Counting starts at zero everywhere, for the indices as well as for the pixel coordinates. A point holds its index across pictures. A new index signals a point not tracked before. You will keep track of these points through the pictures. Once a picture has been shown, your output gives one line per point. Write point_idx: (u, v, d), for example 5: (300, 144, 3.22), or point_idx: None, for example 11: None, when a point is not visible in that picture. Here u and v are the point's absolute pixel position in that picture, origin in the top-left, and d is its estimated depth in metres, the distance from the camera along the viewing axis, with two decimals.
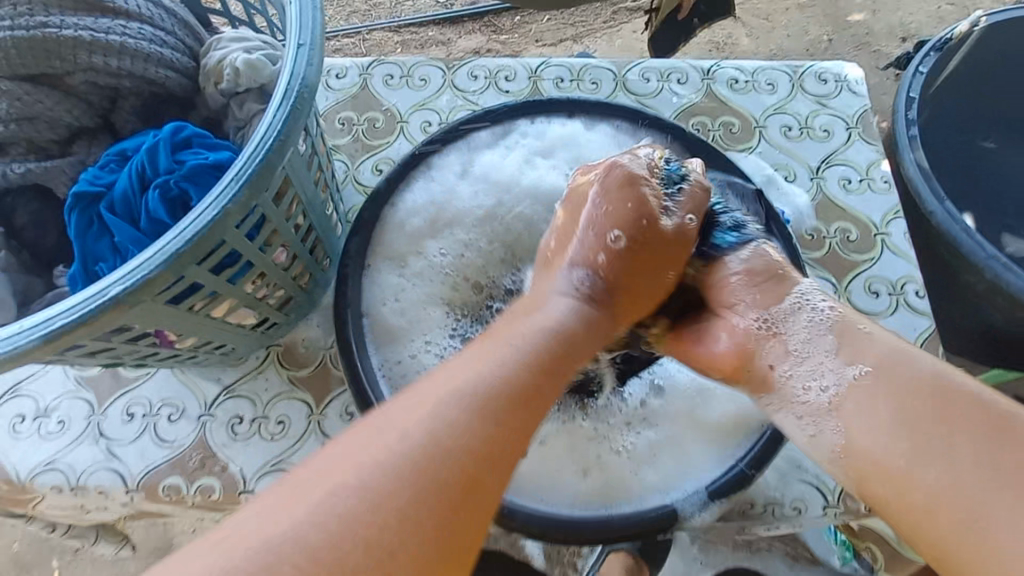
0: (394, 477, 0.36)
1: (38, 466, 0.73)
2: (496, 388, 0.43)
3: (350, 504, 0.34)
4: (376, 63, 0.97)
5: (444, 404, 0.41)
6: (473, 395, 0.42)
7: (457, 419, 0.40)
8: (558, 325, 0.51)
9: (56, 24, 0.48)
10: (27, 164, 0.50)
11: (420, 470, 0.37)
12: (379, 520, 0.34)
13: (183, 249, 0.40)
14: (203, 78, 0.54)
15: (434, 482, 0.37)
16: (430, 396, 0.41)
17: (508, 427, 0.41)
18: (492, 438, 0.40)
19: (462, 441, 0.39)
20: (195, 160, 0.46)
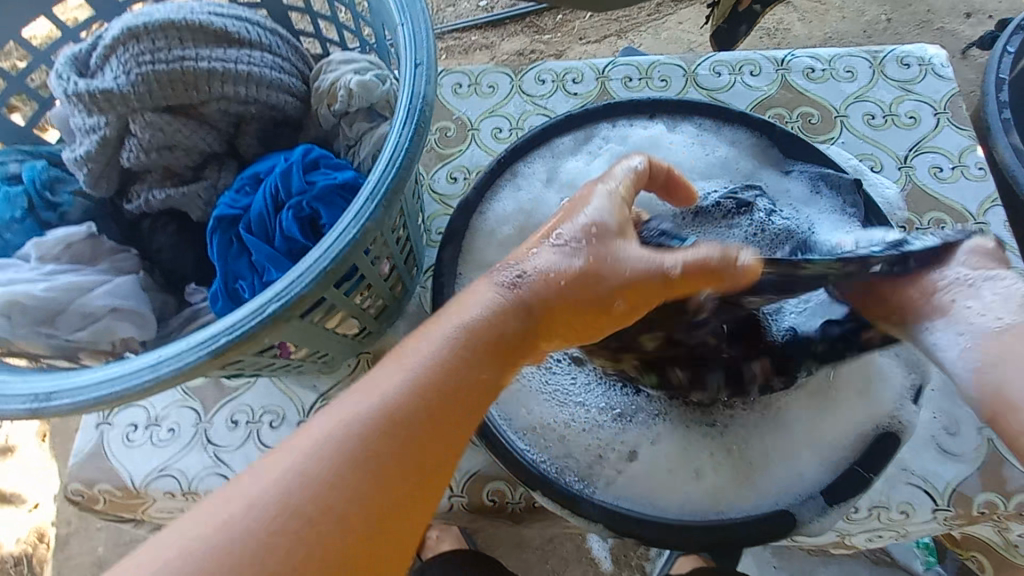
0: (306, 487, 0.38)
1: (154, 471, 0.78)
2: (414, 377, 0.44)
3: (332, 462, 0.39)
4: (444, 73, 0.99)
5: (400, 383, 0.44)
6: (415, 378, 0.44)
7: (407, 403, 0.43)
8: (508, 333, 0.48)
9: (193, 57, 0.50)
10: (163, 190, 0.53)
11: (376, 443, 0.41)
12: (307, 509, 0.38)
13: (329, 266, 0.42)
14: (316, 99, 0.56)
15: (385, 452, 0.41)
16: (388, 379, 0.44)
17: (446, 399, 0.44)
18: (421, 421, 0.43)
19: (396, 419, 0.42)
20: (324, 180, 0.48)
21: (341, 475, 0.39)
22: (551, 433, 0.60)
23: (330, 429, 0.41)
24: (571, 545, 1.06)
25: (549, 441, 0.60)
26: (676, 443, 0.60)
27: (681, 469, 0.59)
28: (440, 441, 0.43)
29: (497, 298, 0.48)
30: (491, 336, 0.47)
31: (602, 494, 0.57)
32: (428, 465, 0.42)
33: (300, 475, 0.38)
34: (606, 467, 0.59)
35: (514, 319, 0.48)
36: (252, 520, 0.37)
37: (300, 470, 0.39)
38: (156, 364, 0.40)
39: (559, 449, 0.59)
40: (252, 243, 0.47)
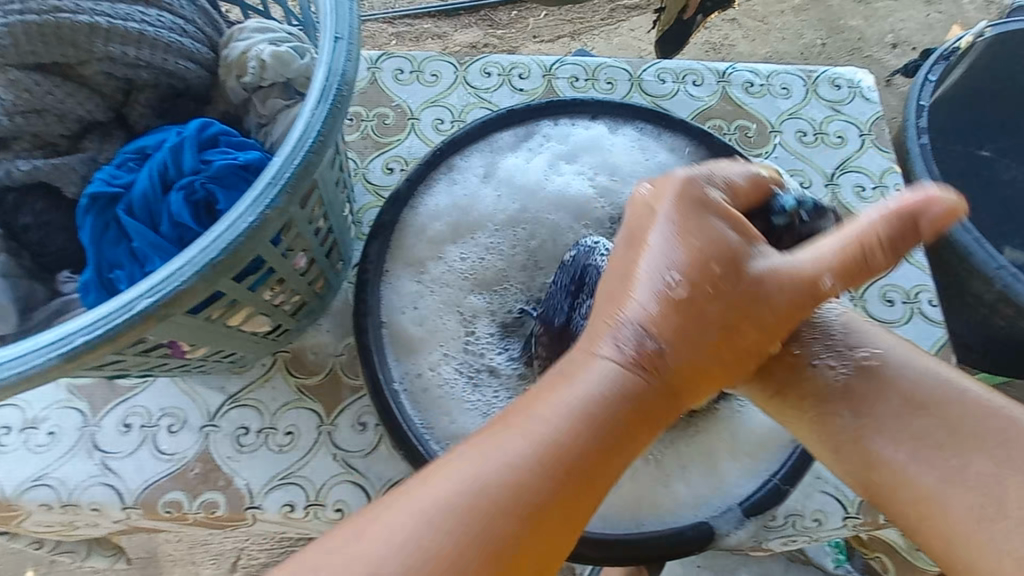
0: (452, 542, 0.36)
1: (26, 481, 0.69)
2: (521, 470, 0.38)
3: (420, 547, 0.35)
4: (384, 56, 0.94)
5: (490, 482, 0.38)
6: (525, 462, 0.39)
7: (486, 512, 0.37)
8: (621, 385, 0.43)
9: (70, 8, 0.43)
10: (31, 161, 0.46)
11: (441, 570, 0.35)
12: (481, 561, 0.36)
13: (217, 259, 0.37)
14: (224, 70, 0.51)
15: (478, 558, 0.36)
16: (456, 483, 0.38)
17: (575, 476, 0.39)
18: (539, 516, 0.38)
19: (504, 516, 0.37)
20: (222, 160, 0.43)
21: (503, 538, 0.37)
22: None
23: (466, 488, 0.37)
24: None
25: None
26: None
27: (606, 480, 0.58)
28: (567, 524, 0.38)
29: (620, 370, 0.44)
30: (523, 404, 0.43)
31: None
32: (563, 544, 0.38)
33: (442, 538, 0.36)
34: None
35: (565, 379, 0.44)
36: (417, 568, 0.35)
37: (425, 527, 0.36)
38: None
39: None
40: (133, 227, 0.41)
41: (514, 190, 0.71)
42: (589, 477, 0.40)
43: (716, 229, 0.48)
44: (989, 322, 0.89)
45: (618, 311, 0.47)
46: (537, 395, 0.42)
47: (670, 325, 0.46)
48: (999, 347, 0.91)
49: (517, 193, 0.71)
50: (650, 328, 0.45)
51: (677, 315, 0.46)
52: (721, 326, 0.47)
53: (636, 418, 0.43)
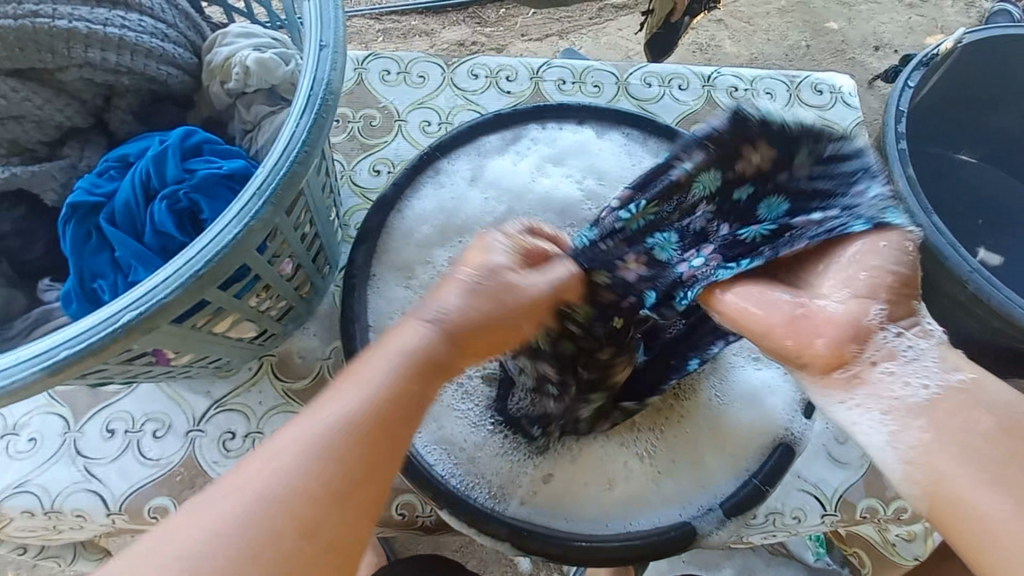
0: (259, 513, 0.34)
1: (7, 488, 0.68)
2: (320, 439, 0.37)
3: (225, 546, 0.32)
4: (371, 57, 0.93)
5: (284, 455, 0.36)
6: (329, 431, 0.37)
7: (290, 488, 0.35)
8: (422, 350, 0.42)
9: (49, 13, 0.42)
10: (10, 168, 0.45)
11: (234, 555, 0.32)
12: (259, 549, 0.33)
13: (202, 271, 0.37)
14: (208, 75, 0.50)
15: (273, 540, 0.33)
16: (266, 464, 0.35)
17: (373, 439, 0.38)
18: (348, 479, 0.36)
19: (300, 491, 0.35)
20: (206, 169, 0.42)
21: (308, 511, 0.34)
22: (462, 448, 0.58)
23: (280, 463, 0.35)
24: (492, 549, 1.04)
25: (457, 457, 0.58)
26: (587, 457, 0.60)
27: (592, 483, 0.58)
28: (362, 491, 0.36)
29: (422, 338, 0.42)
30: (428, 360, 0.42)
31: (512, 510, 0.56)
32: (368, 504, 0.36)
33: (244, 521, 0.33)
34: (517, 481, 0.58)
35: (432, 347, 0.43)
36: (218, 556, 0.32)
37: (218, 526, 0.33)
38: None
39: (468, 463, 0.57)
40: (115, 237, 0.41)
41: (502, 194, 0.72)
42: (389, 440, 0.38)
43: (491, 257, 0.46)
44: (963, 322, 0.91)
45: (427, 304, 0.44)
46: (354, 366, 0.41)
47: (474, 305, 0.44)
48: (973, 347, 0.94)
49: (505, 197, 0.72)
50: (450, 312, 0.43)
51: (476, 305, 0.44)
52: (492, 329, 0.44)
53: (433, 383, 0.42)
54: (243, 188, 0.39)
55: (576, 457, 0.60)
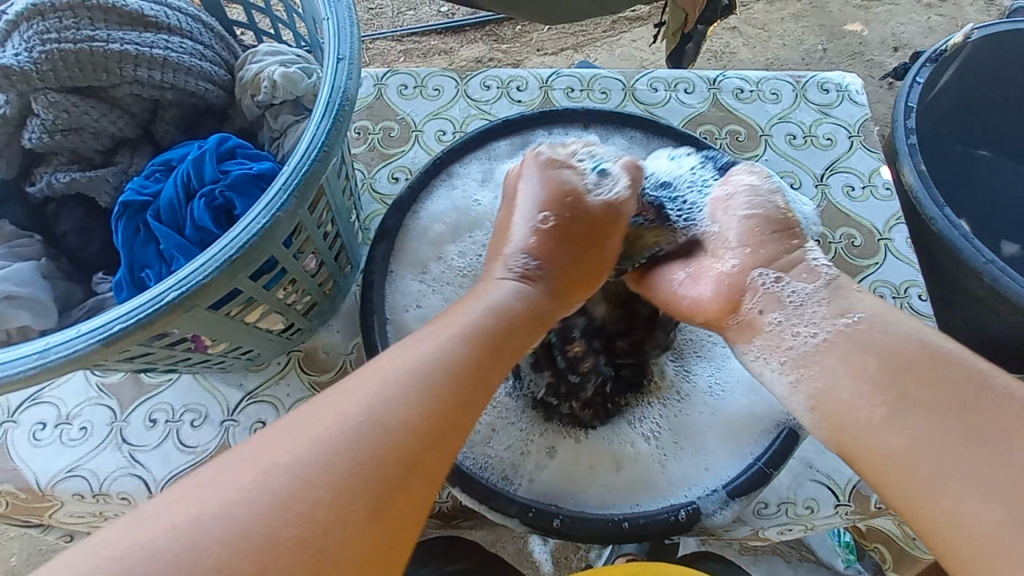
0: (357, 432, 0.41)
1: (61, 472, 0.74)
2: (437, 366, 0.46)
3: (321, 455, 0.39)
4: (390, 73, 0.99)
5: (404, 372, 0.45)
6: (423, 360, 0.46)
7: (405, 400, 0.43)
8: (501, 300, 0.54)
9: (103, 38, 0.49)
10: (71, 174, 0.52)
11: (378, 441, 0.41)
12: (346, 474, 0.39)
13: (235, 255, 0.42)
14: (240, 90, 0.56)
15: (403, 433, 0.42)
16: (371, 385, 0.44)
17: (473, 363, 0.48)
18: (451, 392, 0.45)
19: (386, 427, 0.42)
20: (239, 170, 0.48)
21: (399, 431, 0.42)
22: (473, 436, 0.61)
23: (371, 399, 0.43)
24: (513, 548, 1.04)
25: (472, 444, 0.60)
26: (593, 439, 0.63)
27: (600, 465, 0.61)
28: (467, 389, 0.46)
29: (510, 287, 0.55)
30: (518, 311, 0.54)
31: (522, 493, 0.58)
32: (454, 419, 0.45)
33: (357, 434, 0.41)
34: (531, 469, 0.60)
35: (528, 299, 0.55)
36: (325, 466, 0.39)
37: (341, 437, 0.40)
38: (43, 351, 0.38)
39: (479, 447, 0.60)
40: (161, 231, 0.47)
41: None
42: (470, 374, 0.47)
43: (566, 179, 0.60)
44: (982, 315, 0.90)
45: (501, 265, 0.58)
46: (439, 322, 0.51)
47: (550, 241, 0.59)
48: (995, 341, 0.93)
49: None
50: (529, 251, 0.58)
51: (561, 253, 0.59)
52: (591, 241, 0.59)
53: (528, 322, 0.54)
54: (270, 185, 0.44)
55: (584, 445, 0.62)
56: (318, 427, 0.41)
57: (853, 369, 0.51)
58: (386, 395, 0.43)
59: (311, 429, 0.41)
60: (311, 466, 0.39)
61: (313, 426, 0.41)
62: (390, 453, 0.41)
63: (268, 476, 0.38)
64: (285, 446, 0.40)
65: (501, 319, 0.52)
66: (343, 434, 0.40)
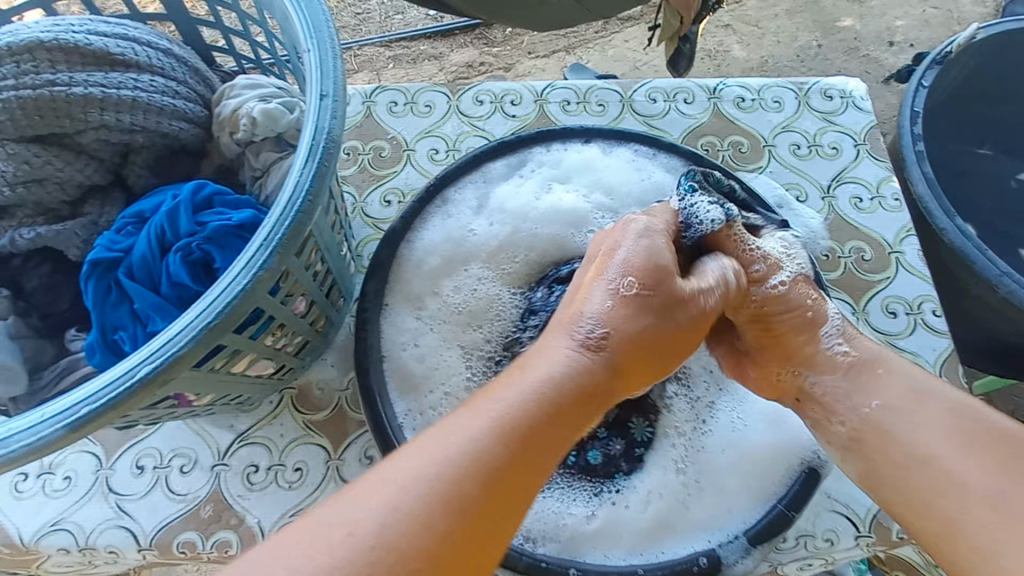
0: (393, 529, 0.36)
1: (45, 526, 0.70)
2: (498, 426, 0.41)
3: (375, 544, 0.35)
4: (379, 90, 0.95)
5: (460, 461, 0.39)
6: (479, 446, 0.40)
7: (458, 483, 0.38)
8: (569, 361, 0.46)
9: (65, 81, 0.45)
10: (35, 228, 0.47)
11: (427, 509, 0.37)
12: (413, 563, 0.35)
13: (214, 321, 0.38)
14: (217, 127, 0.52)
15: (453, 525, 0.37)
16: (439, 446, 0.40)
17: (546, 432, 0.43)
18: (509, 468, 0.40)
19: (434, 516, 0.37)
20: (217, 221, 0.44)
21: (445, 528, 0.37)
22: None
23: (433, 470, 0.38)
24: None
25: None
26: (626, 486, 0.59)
27: (633, 506, 0.58)
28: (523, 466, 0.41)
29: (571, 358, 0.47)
30: (590, 382, 0.46)
31: (548, 551, 0.55)
32: (509, 509, 0.39)
33: (405, 530, 0.36)
34: (553, 513, 0.57)
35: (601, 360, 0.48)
36: (380, 551, 0.35)
37: (400, 521, 0.36)
38: (5, 440, 0.35)
39: None
40: (134, 289, 0.43)
41: (509, 221, 0.71)
42: (553, 426, 0.43)
43: (643, 248, 0.52)
44: (995, 326, 0.88)
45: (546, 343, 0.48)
46: (524, 374, 0.45)
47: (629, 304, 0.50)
48: (1009, 351, 0.90)
49: (512, 222, 0.71)
50: (603, 322, 0.49)
51: (643, 314, 0.50)
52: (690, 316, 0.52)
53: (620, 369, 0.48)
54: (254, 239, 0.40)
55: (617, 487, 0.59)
56: (374, 498, 0.37)
57: (907, 423, 0.51)
58: (454, 471, 0.39)
59: (364, 494, 0.38)
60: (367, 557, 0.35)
61: (379, 500, 0.37)
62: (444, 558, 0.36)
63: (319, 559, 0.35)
64: (332, 524, 0.36)
65: (584, 379, 0.46)
66: (395, 521, 0.36)
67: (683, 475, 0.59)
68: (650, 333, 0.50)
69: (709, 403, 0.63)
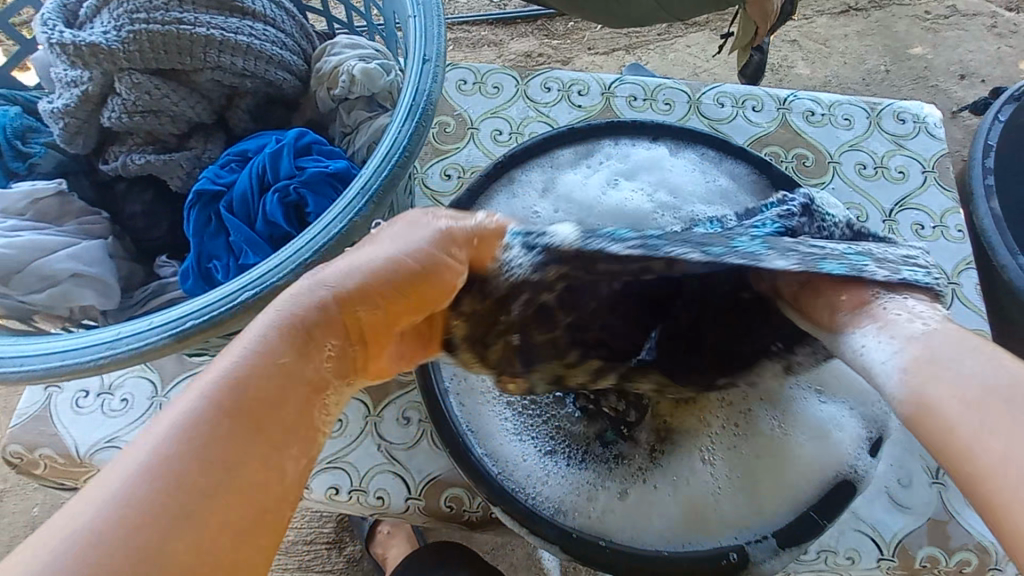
0: (165, 469, 0.31)
1: (100, 442, 0.75)
2: (214, 384, 0.34)
3: (148, 486, 0.30)
4: (450, 67, 0.97)
5: (228, 393, 0.34)
6: (256, 376, 0.35)
7: (211, 420, 0.33)
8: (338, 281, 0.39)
9: (191, 21, 0.48)
10: (144, 155, 0.51)
11: (185, 453, 0.32)
12: (166, 505, 0.30)
13: (309, 260, 0.41)
14: (316, 81, 0.55)
15: (208, 459, 0.32)
16: (217, 373, 0.35)
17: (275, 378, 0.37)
18: (240, 406, 0.34)
19: (193, 455, 0.32)
20: (315, 167, 0.47)
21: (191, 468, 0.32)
22: (517, 464, 0.59)
23: (199, 406, 0.33)
24: (523, 554, 1.01)
25: (530, 467, 0.59)
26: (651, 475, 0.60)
27: (657, 494, 0.59)
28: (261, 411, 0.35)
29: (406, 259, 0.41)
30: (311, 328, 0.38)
31: (576, 529, 0.56)
32: (253, 458, 0.34)
33: (167, 464, 0.31)
34: (584, 489, 0.59)
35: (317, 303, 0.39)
36: (140, 493, 0.30)
37: (161, 458, 0.31)
38: (115, 342, 0.38)
39: (536, 477, 0.58)
40: (232, 223, 0.46)
41: (571, 210, 0.72)
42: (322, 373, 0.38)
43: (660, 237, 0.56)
44: None
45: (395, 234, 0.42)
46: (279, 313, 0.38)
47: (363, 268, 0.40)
48: None
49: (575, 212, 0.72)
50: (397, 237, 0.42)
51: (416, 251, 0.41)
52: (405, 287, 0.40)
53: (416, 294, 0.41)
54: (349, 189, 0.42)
55: (645, 475, 0.60)
56: (149, 436, 0.32)
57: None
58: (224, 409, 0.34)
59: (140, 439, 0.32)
60: (128, 500, 0.30)
61: (156, 436, 0.32)
62: (193, 491, 0.31)
63: (84, 509, 0.29)
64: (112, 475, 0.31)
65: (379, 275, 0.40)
66: (166, 456, 0.31)
67: (708, 473, 0.60)
68: (387, 301, 0.41)
69: (744, 405, 0.62)
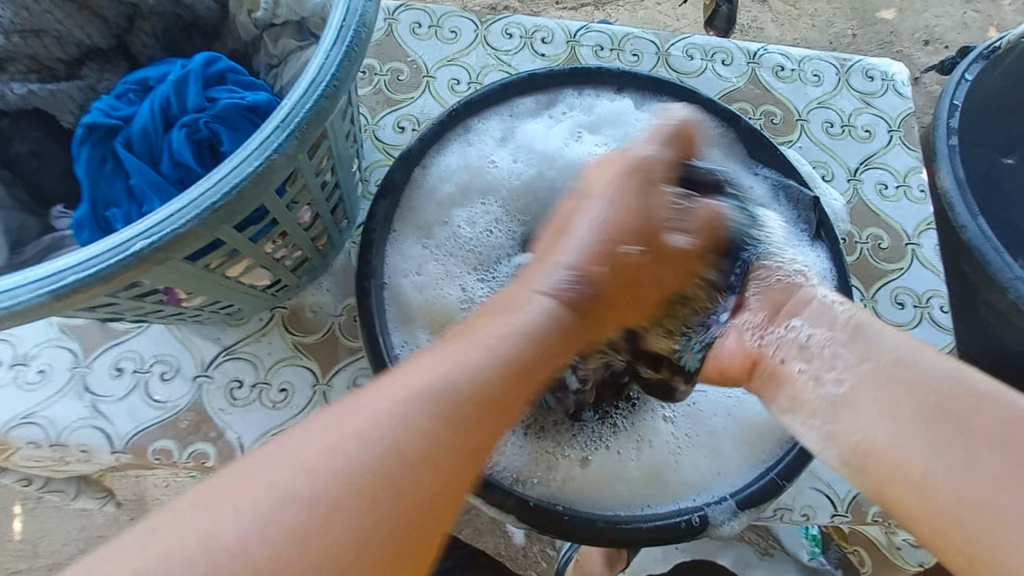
0: (326, 482, 0.32)
1: (15, 419, 0.68)
2: (494, 353, 0.40)
3: (306, 493, 0.31)
4: (403, 8, 0.89)
5: (435, 404, 0.36)
6: (465, 378, 0.38)
7: (426, 434, 0.35)
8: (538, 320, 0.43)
9: None
10: (27, 83, 0.46)
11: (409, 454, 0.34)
12: (314, 509, 0.31)
13: (219, 203, 0.35)
14: (235, 5, 0.49)
15: (387, 469, 0.33)
16: (425, 375, 0.37)
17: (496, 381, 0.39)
18: (478, 412, 0.37)
19: (407, 460, 0.34)
20: (229, 99, 0.41)
21: (413, 477, 0.34)
22: None
23: (421, 416, 0.35)
24: (487, 521, 0.99)
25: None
26: (611, 440, 0.58)
27: (622, 457, 0.57)
28: (528, 388, 0.40)
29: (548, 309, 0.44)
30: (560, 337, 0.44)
31: (534, 495, 0.54)
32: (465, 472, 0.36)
33: (370, 472, 0.33)
34: (543, 456, 0.56)
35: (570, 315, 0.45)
36: (294, 501, 0.31)
37: (368, 470, 0.33)
38: None
39: (493, 447, 0.55)
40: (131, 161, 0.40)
41: (533, 163, 0.69)
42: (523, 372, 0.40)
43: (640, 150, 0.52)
44: None
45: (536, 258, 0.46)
46: (480, 330, 0.41)
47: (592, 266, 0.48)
48: None
49: (536, 165, 0.69)
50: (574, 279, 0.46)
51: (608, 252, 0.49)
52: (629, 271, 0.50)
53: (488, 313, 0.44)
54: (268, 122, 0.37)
55: (607, 437, 0.58)
56: (336, 432, 0.34)
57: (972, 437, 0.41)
58: (428, 418, 0.35)
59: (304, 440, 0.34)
60: (325, 499, 0.32)
61: (371, 434, 0.34)
62: (401, 491, 0.33)
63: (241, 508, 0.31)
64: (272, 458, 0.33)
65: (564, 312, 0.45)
66: (355, 462, 0.33)
67: (670, 437, 0.58)
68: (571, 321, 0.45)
69: None
